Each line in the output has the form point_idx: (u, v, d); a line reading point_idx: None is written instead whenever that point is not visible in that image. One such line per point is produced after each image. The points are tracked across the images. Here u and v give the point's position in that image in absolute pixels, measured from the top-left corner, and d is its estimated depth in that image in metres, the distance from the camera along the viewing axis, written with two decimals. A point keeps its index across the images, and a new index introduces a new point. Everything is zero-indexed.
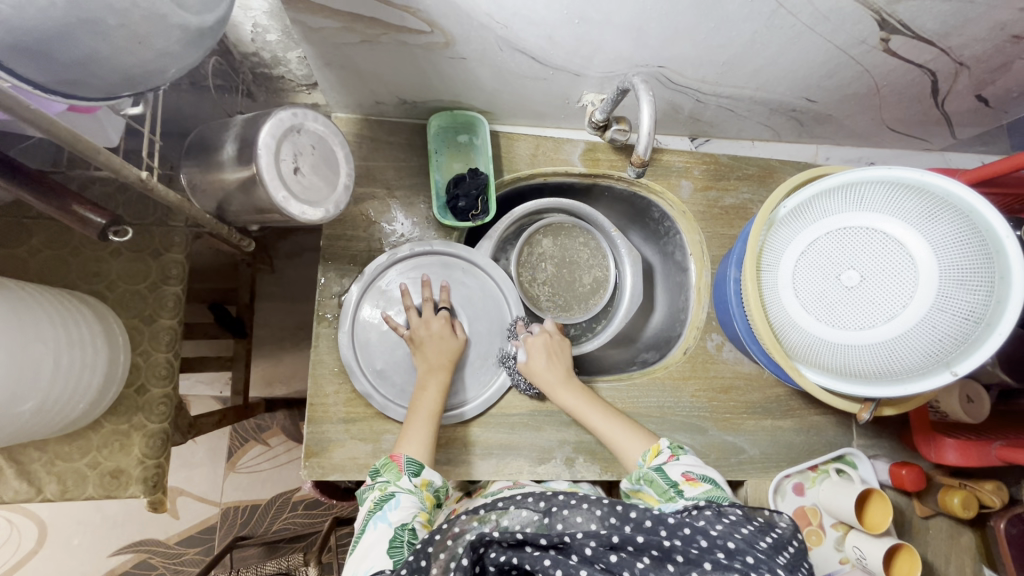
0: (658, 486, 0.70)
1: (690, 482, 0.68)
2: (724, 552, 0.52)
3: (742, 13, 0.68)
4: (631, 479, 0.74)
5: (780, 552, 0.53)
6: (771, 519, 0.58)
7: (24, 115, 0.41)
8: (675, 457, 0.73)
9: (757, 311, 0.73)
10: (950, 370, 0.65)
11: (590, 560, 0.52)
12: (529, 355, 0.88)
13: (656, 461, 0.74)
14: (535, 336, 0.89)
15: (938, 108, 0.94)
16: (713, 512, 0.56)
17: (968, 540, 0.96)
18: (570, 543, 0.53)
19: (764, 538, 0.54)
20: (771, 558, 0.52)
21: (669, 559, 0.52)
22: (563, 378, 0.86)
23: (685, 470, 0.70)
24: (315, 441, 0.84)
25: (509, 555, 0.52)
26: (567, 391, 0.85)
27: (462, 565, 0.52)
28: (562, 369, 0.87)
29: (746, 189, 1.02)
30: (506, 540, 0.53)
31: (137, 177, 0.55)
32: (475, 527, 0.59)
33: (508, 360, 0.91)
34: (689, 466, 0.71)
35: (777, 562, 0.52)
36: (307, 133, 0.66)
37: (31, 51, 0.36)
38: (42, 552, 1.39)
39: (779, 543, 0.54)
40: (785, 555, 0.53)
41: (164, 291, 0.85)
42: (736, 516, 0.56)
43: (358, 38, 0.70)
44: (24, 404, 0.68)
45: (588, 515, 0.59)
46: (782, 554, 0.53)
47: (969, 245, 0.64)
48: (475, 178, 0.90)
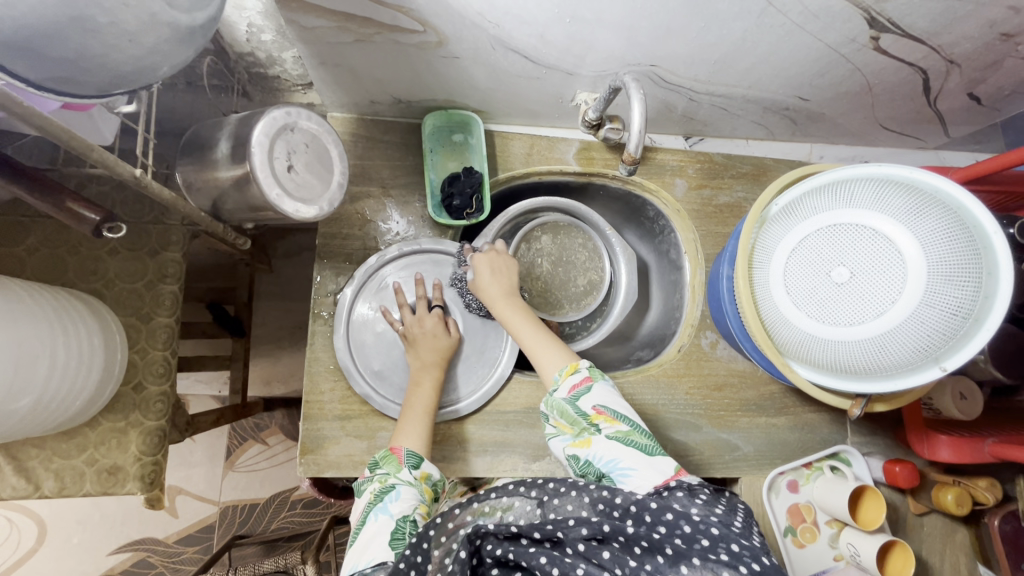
0: (569, 416, 0.70)
1: (603, 418, 0.68)
2: (707, 538, 0.52)
3: (732, 12, 0.68)
4: (546, 404, 0.74)
5: (750, 530, 0.55)
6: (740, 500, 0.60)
7: (17, 111, 0.41)
8: (589, 383, 0.72)
9: (748, 308, 0.74)
10: (939, 366, 0.66)
11: (584, 555, 0.52)
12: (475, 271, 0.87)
13: (567, 386, 0.73)
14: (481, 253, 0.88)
15: (930, 106, 0.94)
16: (685, 493, 0.58)
17: (962, 537, 0.96)
18: (564, 537, 0.54)
19: (737, 518, 0.56)
20: (754, 544, 0.52)
21: (658, 551, 0.52)
22: (506, 292, 0.85)
23: (597, 404, 0.69)
24: (310, 438, 0.85)
25: (505, 547, 0.52)
26: (508, 304, 0.84)
27: (460, 558, 0.51)
28: (506, 284, 0.86)
29: (740, 187, 1.03)
30: (502, 533, 0.53)
31: (131, 174, 0.56)
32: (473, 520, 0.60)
33: (458, 283, 0.92)
34: (601, 398, 0.70)
35: (758, 547, 0.53)
36: (301, 132, 0.67)
37: (24, 49, 0.37)
38: (42, 550, 1.40)
39: (747, 524, 0.56)
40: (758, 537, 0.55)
41: (161, 290, 0.86)
42: (707, 496, 0.58)
43: (352, 37, 0.71)
44: (21, 400, 0.69)
45: (577, 503, 0.60)
46: (753, 532, 0.56)
47: (957, 241, 0.64)
48: (469, 176, 0.90)
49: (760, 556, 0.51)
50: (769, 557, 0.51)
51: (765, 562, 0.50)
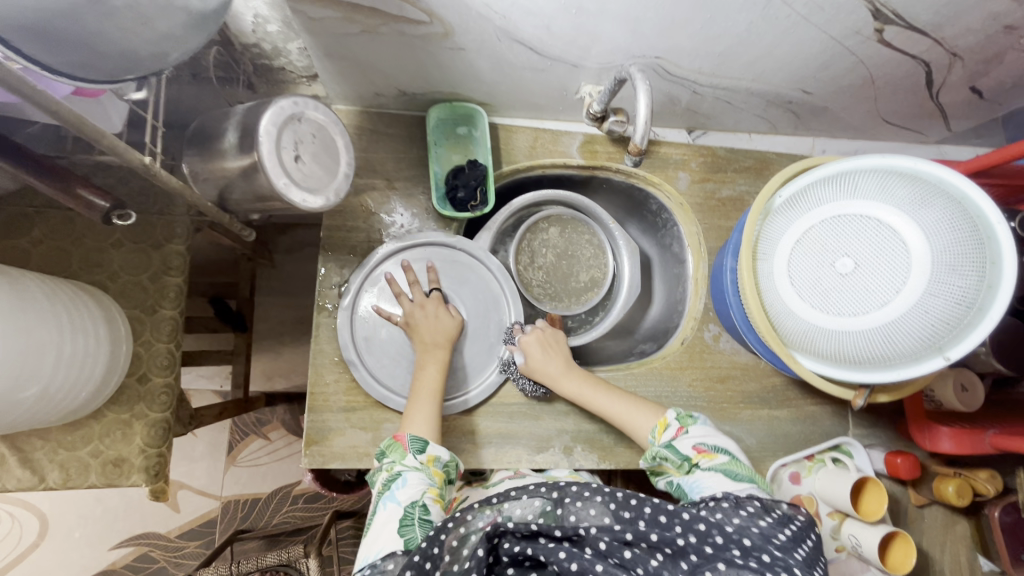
0: (673, 461, 0.73)
1: (703, 455, 0.72)
2: (738, 548, 0.54)
3: (737, 3, 0.68)
4: (646, 458, 0.77)
5: (797, 546, 0.55)
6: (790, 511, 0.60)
7: (29, 96, 0.41)
8: (684, 429, 0.76)
9: (752, 300, 0.75)
10: (943, 356, 0.66)
11: (603, 555, 0.54)
12: (526, 355, 0.88)
13: (665, 436, 0.76)
14: (529, 336, 0.89)
15: (933, 100, 0.95)
16: (730, 504, 0.59)
17: (963, 529, 0.96)
18: (584, 536, 0.55)
19: (782, 532, 0.56)
20: (788, 555, 0.53)
21: (683, 557, 0.53)
22: (564, 367, 0.86)
23: (697, 444, 0.73)
24: (315, 430, 0.85)
25: (523, 545, 0.54)
26: (570, 380, 0.85)
27: (478, 555, 0.52)
28: (560, 361, 0.87)
29: (743, 181, 1.03)
30: (521, 531, 0.55)
31: (141, 162, 0.56)
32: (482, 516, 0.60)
33: (510, 368, 0.90)
34: (699, 438, 0.74)
35: (795, 559, 0.53)
36: (308, 122, 0.67)
37: (40, 32, 0.37)
38: (43, 545, 1.40)
39: (796, 537, 0.57)
40: (803, 550, 0.55)
41: (166, 282, 0.86)
42: (755, 508, 0.58)
43: (359, 28, 0.71)
44: (27, 390, 0.69)
45: (602, 509, 0.58)
46: (800, 548, 0.55)
47: (960, 231, 0.64)
48: (474, 169, 0.91)
49: (792, 566, 0.52)
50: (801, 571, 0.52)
51: (796, 572, 0.52)
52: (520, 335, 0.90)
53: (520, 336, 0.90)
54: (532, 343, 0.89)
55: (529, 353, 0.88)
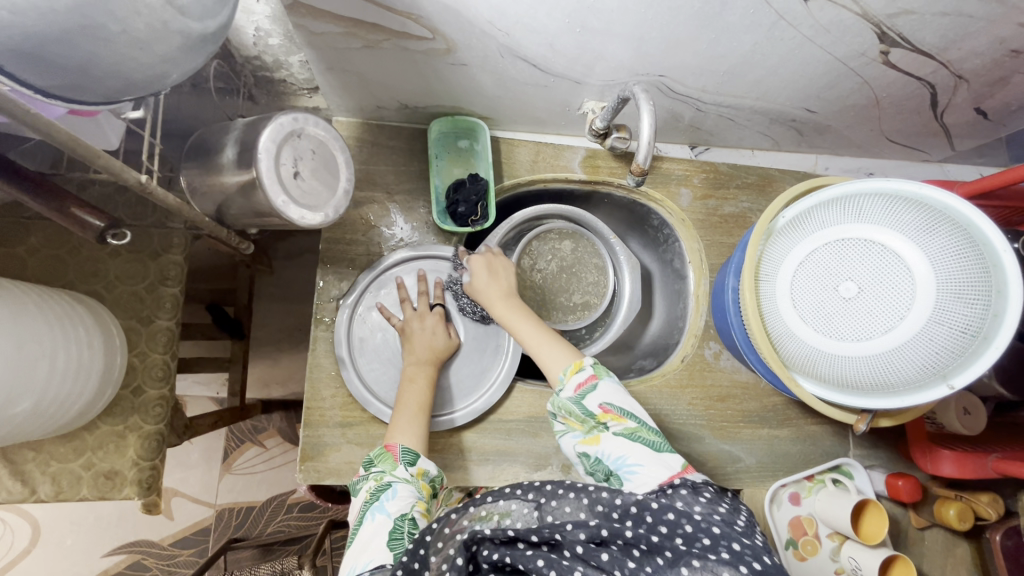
0: (576, 415, 0.69)
1: (610, 416, 0.67)
2: (709, 537, 0.53)
3: (743, 24, 0.68)
4: (552, 405, 0.72)
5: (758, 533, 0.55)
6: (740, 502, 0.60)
7: (24, 118, 0.40)
8: (592, 383, 0.70)
9: (755, 322, 0.73)
10: (946, 384, 0.65)
11: (582, 557, 0.52)
12: (472, 274, 0.86)
13: (573, 386, 0.71)
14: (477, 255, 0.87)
15: (937, 120, 0.94)
16: (690, 491, 0.58)
17: (963, 552, 0.95)
18: (562, 540, 0.53)
19: (741, 517, 0.56)
20: (754, 542, 0.52)
21: (658, 554, 0.52)
22: (505, 293, 0.84)
23: (604, 402, 0.68)
24: (311, 445, 0.84)
25: (501, 552, 0.51)
26: (506, 305, 0.82)
27: (456, 565, 0.50)
28: (503, 287, 0.84)
29: (746, 198, 1.03)
30: (499, 537, 0.52)
31: (137, 180, 0.55)
32: (472, 526, 0.58)
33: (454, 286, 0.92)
34: (607, 395, 0.69)
35: (760, 545, 0.53)
36: (308, 138, 0.66)
37: (34, 56, 0.36)
38: (36, 551, 1.38)
39: (751, 523, 0.57)
40: (763, 536, 0.55)
41: (162, 292, 0.85)
42: (712, 494, 0.58)
43: (360, 43, 0.70)
44: (20, 404, 0.68)
45: (576, 505, 0.59)
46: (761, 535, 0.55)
47: (967, 259, 0.64)
48: (475, 184, 0.90)
49: (761, 553, 0.51)
50: (771, 557, 0.51)
51: (766, 559, 0.51)
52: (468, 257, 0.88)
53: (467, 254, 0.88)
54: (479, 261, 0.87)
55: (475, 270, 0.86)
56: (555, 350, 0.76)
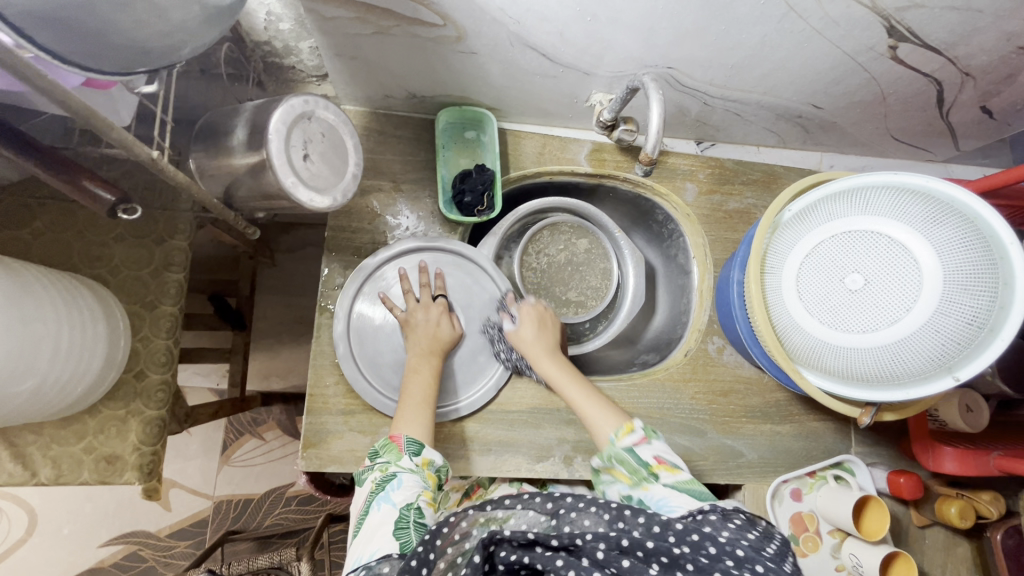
0: (629, 466, 0.71)
1: (663, 468, 0.69)
2: (732, 559, 0.52)
3: (753, 15, 0.68)
4: (602, 456, 0.75)
5: (784, 560, 0.54)
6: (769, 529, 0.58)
7: (40, 85, 0.40)
8: (648, 439, 0.73)
9: (760, 313, 0.74)
10: (953, 376, 0.66)
11: (601, 564, 0.51)
12: (518, 324, 0.89)
13: (626, 439, 0.73)
14: (528, 307, 0.90)
15: (942, 118, 0.94)
16: (718, 517, 0.58)
17: (964, 551, 0.95)
18: (581, 546, 0.53)
19: (769, 545, 0.55)
20: (780, 565, 0.52)
21: (678, 567, 0.52)
22: (552, 346, 0.87)
23: (658, 454, 0.70)
24: (314, 432, 0.84)
25: (520, 553, 0.51)
26: (551, 359, 0.85)
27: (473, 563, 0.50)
28: (548, 341, 0.87)
29: (750, 194, 1.03)
30: (517, 539, 0.52)
31: (148, 157, 0.55)
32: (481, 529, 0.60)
33: (491, 329, 0.92)
34: (661, 450, 0.71)
35: (785, 569, 0.52)
36: (318, 121, 0.67)
37: (51, 19, 0.36)
38: (31, 541, 1.38)
39: (782, 551, 0.55)
40: (789, 563, 0.54)
41: (167, 278, 0.85)
42: (741, 521, 0.57)
43: (371, 29, 0.71)
44: (23, 383, 0.68)
45: (596, 519, 0.59)
46: (786, 561, 0.54)
47: (974, 250, 0.65)
48: (481, 174, 0.90)
49: None
50: None
51: None
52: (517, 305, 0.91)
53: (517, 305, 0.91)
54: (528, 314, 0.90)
55: (524, 322, 0.89)
56: (602, 414, 0.78)
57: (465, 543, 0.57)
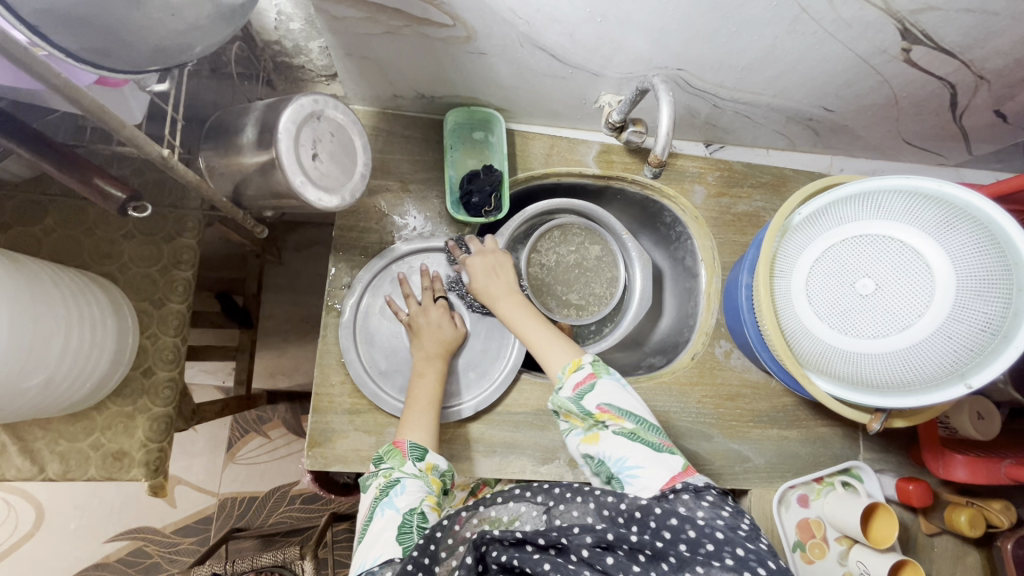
0: (575, 414, 0.67)
1: (608, 416, 0.65)
2: (712, 543, 0.50)
3: (764, 17, 0.68)
4: (551, 403, 0.70)
5: (760, 538, 0.52)
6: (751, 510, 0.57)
7: (53, 83, 0.40)
8: (593, 381, 0.68)
9: (769, 318, 0.73)
10: (964, 384, 0.65)
11: (588, 562, 0.50)
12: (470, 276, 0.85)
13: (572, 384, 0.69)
14: (473, 257, 0.86)
15: (955, 122, 0.93)
16: (691, 496, 0.57)
17: (973, 560, 0.94)
18: (568, 544, 0.51)
19: (744, 522, 0.54)
20: (759, 546, 0.50)
21: (662, 559, 0.51)
22: (506, 291, 0.83)
23: (602, 403, 0.65)
24: (319, 431, 0.84)
25: (510, 554, 0.49)
26: (507, 301, 0.81)
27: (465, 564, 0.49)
28: (503, 284, 0.84)
29: (759, 197, 1.02)
30: (507, 539, 0.50)
31: (159, 155, 0.55)
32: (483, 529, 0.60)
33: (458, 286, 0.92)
34: (604, 394, 0.66)
35: (764, 549, 0.51)
36: (327, 121, 0.67)
37: (66, 17, 0.36)
38: (39, 535, 1.39)
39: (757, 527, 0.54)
40: (766, 541, 0.53)
41: (175, 276, 0.85)
42: (714, 498, 0.57)
43: (381, 29, 0.71)
44: (33, 379, 0.68)
45: (584, 509, 0.58)
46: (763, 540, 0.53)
47: (988, 256, 0.64)
48: (489, 174, 0.90)
49: (767, 559, 0.49)
50: (776, 563, 0.48)
51: (772, 566, 0.48)
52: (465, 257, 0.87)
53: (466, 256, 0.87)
54: (475, 263, 0.86)
55: (474, 273, 0.85)
56: (557, 348, 0.74)
57: (460, 547, 0.56)
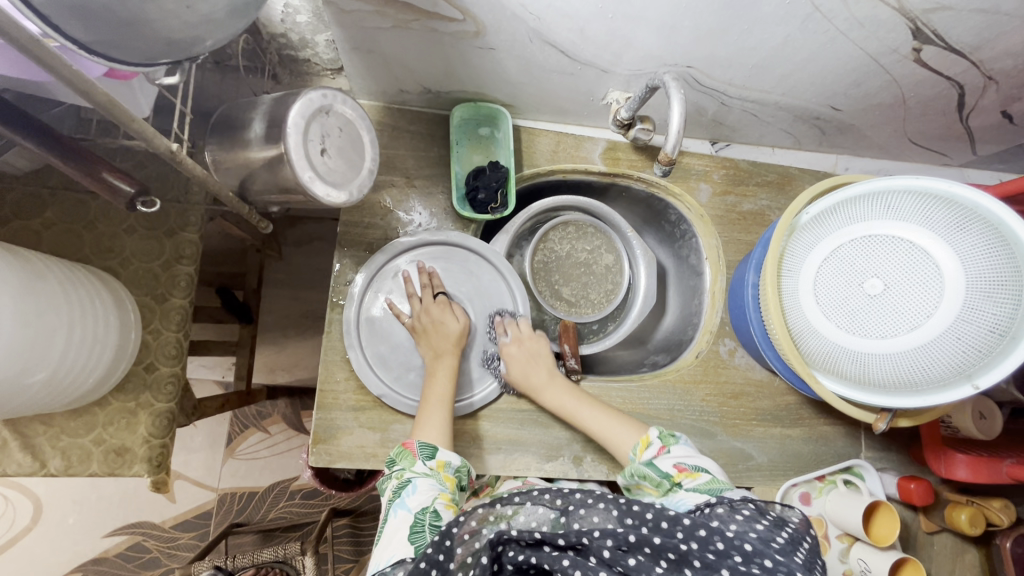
0: (652, 479, 0.69)
1: (685, 475, 0.67)
2: (740, 554, 0.50)
3: (777, 15, 0.67)
4: (625, 475, 0.73)
5: (797, 550, 0.52)
6: (784, 515, 0.58)
7: (64, 76, 0.40)
8: (666, 448, 0.72)
9: (776, 318, 0.73)
10: (972, 384, 0.65)
11: (609, 563, 0.50)
12: (508, 365, 0.87)
13: (646, 454, 0.73)
14: (513, 346, 0.88)
15: (961, 122, 0.93)
16: (727, 510, 0.56)
17: (972, 558, 0.95)
18: (589, 545, 0.51)
19: (780, 535, 0.53)
20: (789, 558, 0.50)
21: (686, 564, 0.49)
22: (546, 374, 0.86)
23: (678, 462, 0.68)
24: (323, 428, 0.83)
25: (527, 554, 0.50)
26: (553, 390, 0.85)
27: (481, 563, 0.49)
28: (542, 369, 0.87)
29: (765, 196, 1.02)
30: (524, 539, 0.50)
31: (167, 149, 0.55)
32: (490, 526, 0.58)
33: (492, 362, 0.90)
34: (681, 457, 0.70)
35: (797, 562, 0.50)
36: (335, 115, 0.66)
37: (78, 9, 0.36)
38: (36, 529, 1.38)
39: (795, 541, 0.53)
40: (802, 553, 0.52)
41: (178, 270, 0.85)
42: (750, 512, 0.56)
43: (389, 23, 0.70)
44: (34, 375, 0.67)
45: (605, 515, 0.57)
46: (799, 552, 0.52)
47: (997, 256, 0.64)
48: (496, 170, 0.89)
49: (796, 570, 0.49)
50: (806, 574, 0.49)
51: None
52: (502, 344, 0.89)
53: (501, 345, 0.90)
54: (514, 350, 0.89)
55: (512, 362, 0.87)
56: (623, 429, 0.80)
57: (474, 543, 0.54)
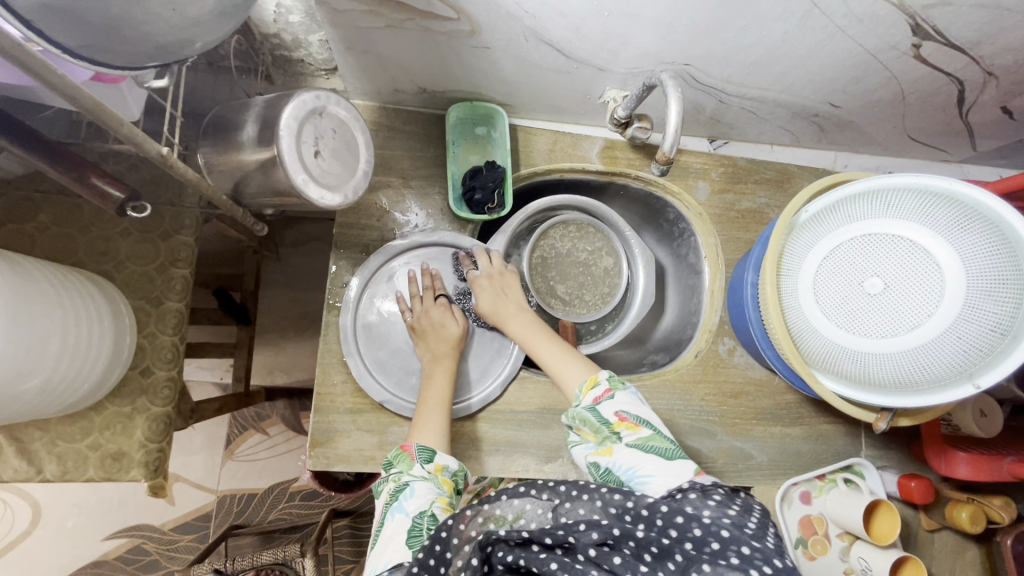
0: (592, 424, 0.68)
1: (625, 425, 0.66)
2: (717, 541, 0.49)
3: (775, 11, 0.67)
4: (568, 416, 0.71)
5: (768, 535, 0.51)
6: (749, 501, 0.57)
7: (50, 82, 0.39)
8: (611, 392, 0.70)
9: (775, 317, 0.73)
10: (972, 383, 0.65)
11: (596, 561, 0.49)
12: (478, 296, 0.88)
13: (591, 395, 0.72)
14: (482, 277, 0.88)
15: (961, 118, 0.93)
16: (698, 494, 0.55)
17: (973, 555, 0.95)
18: (575, 543, 0.50)
19: (751, 520, 0.52)
20: (765, 545, 0.49)
21: (668, 557, 0.49)
22: (515, 309, 0.86)
23: (619, 411, 0.67)
24: (321, 431, 0.83)
25: (516, 554, 0.49)
26: (519, 323, 0.85)
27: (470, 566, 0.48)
28: (510, 303, 0.87)
29: (763, 193, 1.02)
30: (513, 539, 0.50)
31: (157, 153, 0.54)
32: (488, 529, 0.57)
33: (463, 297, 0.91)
34: (624, 405, 0.68)
35: (771, 548, 0.49)
36: (329, 117, 0.65)
37: (60, 13, 0.35)
38: (35, 533, 1.38)
39: (764, 525, 0.53)
40: (772, 538, 0.51)
41: (173, 273, 0.84)
42: (721, 497, 0.55)
43: (383, 22, 0.69)
44: (30, 381, 0.67)
45: (590, 507, 0.57)
46: (771, 537, 0.51)
47: (998, 256, 0.64)
48: (492, 171, 0.89)
49: (773, 557, 0.48)
50: (782, 561, 0.48)
51: (779, 566, 0.47)
52: (472, 274, 0.88)
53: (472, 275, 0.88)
54: (483, 283, 0.88)
55: (481, 294, 0.87)
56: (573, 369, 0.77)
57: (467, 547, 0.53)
